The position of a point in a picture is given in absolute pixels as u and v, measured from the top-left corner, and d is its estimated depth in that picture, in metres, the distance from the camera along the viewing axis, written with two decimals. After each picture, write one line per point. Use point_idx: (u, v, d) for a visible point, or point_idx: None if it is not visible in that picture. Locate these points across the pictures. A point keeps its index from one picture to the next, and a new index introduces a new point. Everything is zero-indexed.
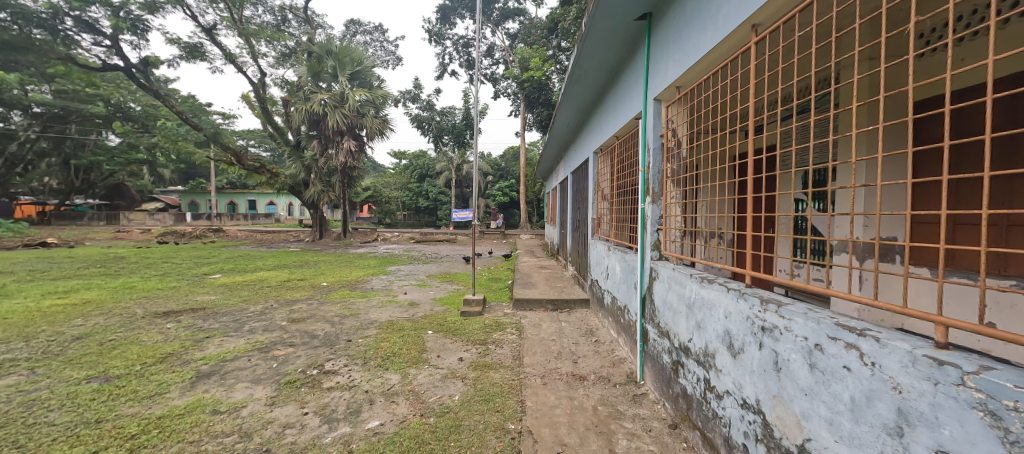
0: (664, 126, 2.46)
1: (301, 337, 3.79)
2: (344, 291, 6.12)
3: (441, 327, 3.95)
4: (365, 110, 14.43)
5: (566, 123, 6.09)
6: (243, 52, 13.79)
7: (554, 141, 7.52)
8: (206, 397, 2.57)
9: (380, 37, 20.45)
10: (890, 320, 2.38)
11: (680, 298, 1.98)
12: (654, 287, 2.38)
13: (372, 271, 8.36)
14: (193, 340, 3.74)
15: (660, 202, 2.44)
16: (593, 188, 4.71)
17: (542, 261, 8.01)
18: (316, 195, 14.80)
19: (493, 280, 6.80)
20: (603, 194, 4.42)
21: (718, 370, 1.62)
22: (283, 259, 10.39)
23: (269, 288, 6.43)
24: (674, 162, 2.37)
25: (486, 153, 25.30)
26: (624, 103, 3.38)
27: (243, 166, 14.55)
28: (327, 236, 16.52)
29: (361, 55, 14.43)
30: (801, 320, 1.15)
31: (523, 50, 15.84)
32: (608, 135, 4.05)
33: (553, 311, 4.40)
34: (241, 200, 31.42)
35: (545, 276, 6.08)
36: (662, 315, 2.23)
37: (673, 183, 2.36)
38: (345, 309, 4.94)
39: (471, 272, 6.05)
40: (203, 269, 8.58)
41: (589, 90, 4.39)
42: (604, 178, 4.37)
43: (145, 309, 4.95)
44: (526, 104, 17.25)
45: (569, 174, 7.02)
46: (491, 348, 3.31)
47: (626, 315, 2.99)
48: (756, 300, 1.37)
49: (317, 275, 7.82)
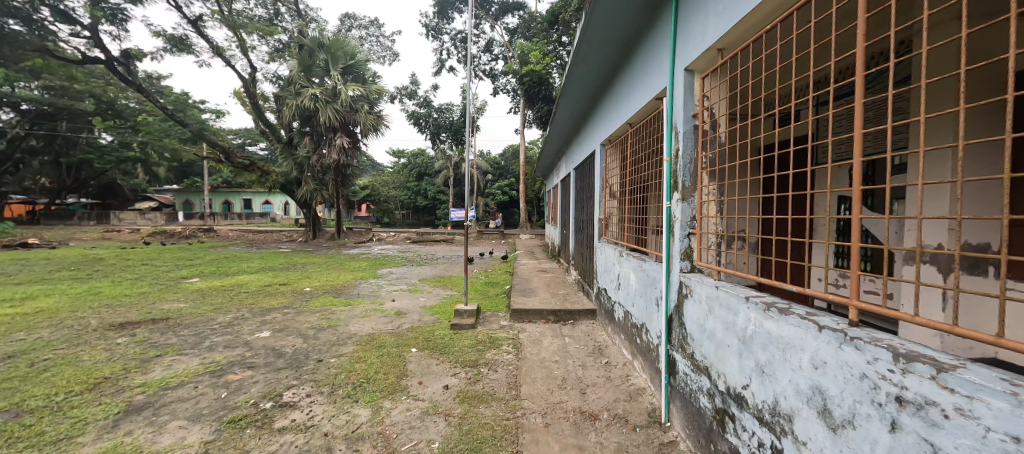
0: (698, 104, 1.94)
1: (265, 356, 3.29)
2: (327, 297, 5.62)
3: (427, 344, 3.45)
4: (359, 105, 13.89)
5: (569, 113, 5.55)
6: (232, 45, 13.26)
7: (556, 136, 7.03)
8: (126, 441, 2.06)
9: (376, 31, 19.90)
10: (981, 349, 1.87)
11: (726, 327, 1.49)
12: (685, 308, 1.87)
13: (362, 274, 7.86)
14: (140, 360, 3.24)
15: (692, 199, 1.93)
16: (600, 184, 4.19)
17: (543, 264, 7.51)
18: (309, 194, 14.33)
19: (490, 286, 6.29)
20: (611, 191, 3.91)
21: (798, 440, 1.12)
22: (270, 261, 9.87)
23: (247, 294, 5.93)
24: (712, 149, 1.86)
25: (486, 152, 24.80)
26: (640, 82, 2.87)
27: (233, 163, 14.10)
28: (321, 236, 16.03)
29: (355, 48, 13.95)
30: (1004, 405, 0.67)
31: (521, 43, 15.34)
32: (619, 122, 3.52)
33: (555, 324, 3.89)
34: (236, 199, 30.96)
35: (546, 281, 5.58)
36: (698, 345, 1.73)
37: (709, 175, 1.85)
38: (323, 320, 4.44)
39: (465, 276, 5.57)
40: (182, 272, 8.07)
41: (596, 74, 3.88)
42: (614, 172, 3.86)
43: (101, 320, 4.45)
44: (525, 100, 16.77)
45: (571, 170, 6.52)
46: (482, 372, 2.82)
47: (644, 336, 2.48)
48: (882, 353, 0.88)
49: (302, 278, 7.31)
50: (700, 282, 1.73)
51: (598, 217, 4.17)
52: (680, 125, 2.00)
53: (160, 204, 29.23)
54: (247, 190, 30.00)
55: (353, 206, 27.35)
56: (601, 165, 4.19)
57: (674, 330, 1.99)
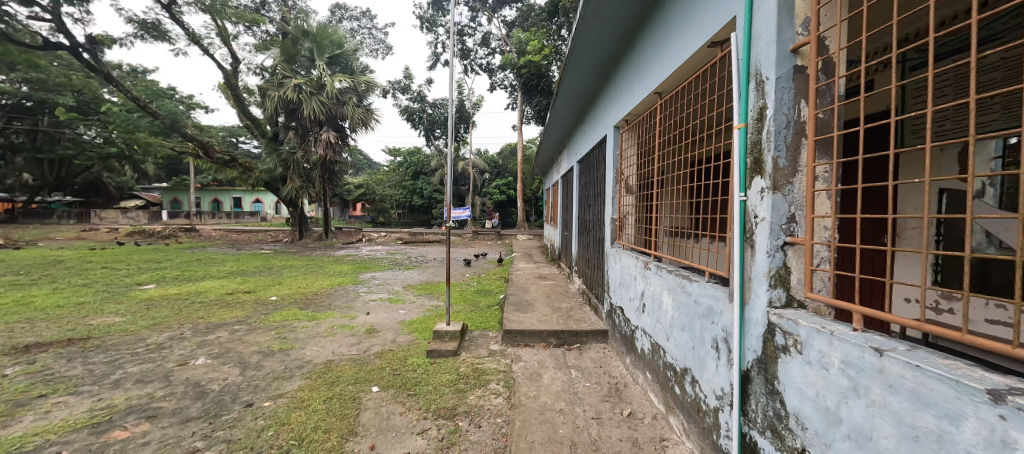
0: (799, 31, 1.17)
1: (180, 399, 2.52)
2: (292, 309, 4.85)
3: (394, 378, 2.70)
4: (347, 98, 13.10)
5: (573, 98, 4.72)
6: (211, 33, 12.45)
7: (556, 128, 6.29)
8: None
9: (368, 23, 19.04)
10: None
11: (921, 437, 0.76)
12: (784, 368, 1.13)
13: (342, 280, 7.08)
14: (12, 403, 2.47)
15: (789, 188, 1.17)
16: (612, 177, 3.41)
17: (541, 269, 6.76)
18: (294, 192, 13.57)
19: (481, 295, 5.52)
20: (628, 185, 3.16)
21: None
22: (244, 264, 9.05)
23: (202, 304, 5.13)
24: (829, 104, 1.11)
25: (482, 151, 24.02)
26: (687, 21, 2.11)
27: (212, 159, 13.22)
28: (308, 237, 15.24)
29: (343, 38, 13.16)
30: None
31: (519, 33, 14.54)
32: (644, 92, 2.75)
33: (558, 348, 3.16)
34: (226, 198, 30.05)
35: (545, 291, 4.84)
36: (819, 440, 1.00)
37: (827, 148, 1.10)
38: (275, 341, 3.66)
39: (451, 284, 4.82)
40: (140, 276, 7.23)
41: (612, 37, 3.14)
42: (631, 161, 3.10)
43: (5, 341, 3.66)
44: (523, 94, 16.00)
45: (574, 162, 5.73)
46: (461, 427, 2.07)
47: (688, 387, 1.73)
48: None
49: (273, 284, 6.54)
50: (819, 332, 1.00)
51: (609, 217, 3.45)
52: (768, 68, 1.23)
53: (146, 201, 28.30)
54: (237, 188, 29.09)
55: (347, 204, 26.54)
56: (612, 152, 3.40)
57: (754, 400, 1.26)
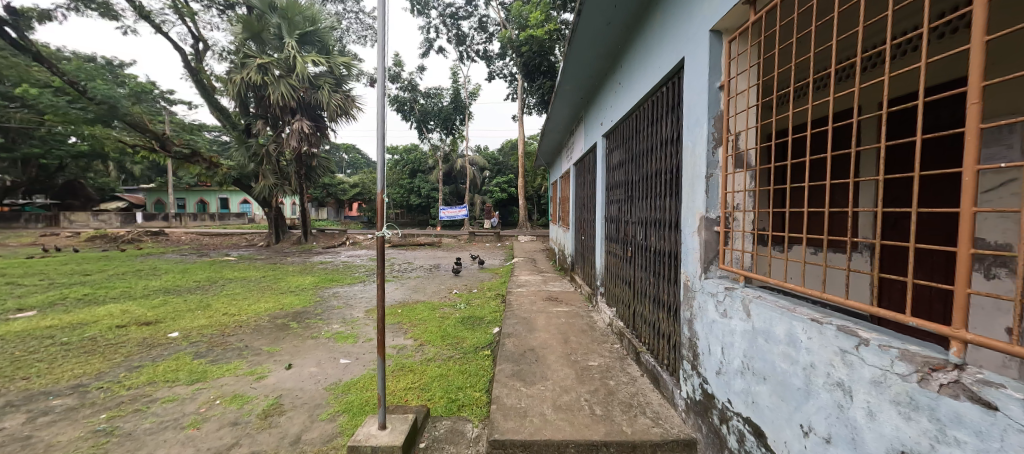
0: None
1: None
2: (181, 358, 3.22)
3: None
4: (322, 83, 11.54)
5: (599, 35, 2.87)
6: (165, 9, 10.88)
7: (565, 95, 4.51)
8: None
9: (354, 6, 17.23)
10: None
11: None
12: None
13: (292, 300, 5.43)
14: None
15: None
16: (694, 140, 1.75)
17: (549, 284, 5.18)
18: (266, 190, 11.91)
19: (466, 328, 3.90)
20: (742, 154, 1.50)
21: None
22: (187, 277, 7.41)
23: (58, 349, 3.49)
24: None
25: (481, 146, 22.53)
26: None
27: (169, 152, 11.56)
28: (285, 240, 13.69)
29: (318, 13, 11.54)
30: None
31: (518, 7, 12.73)
32: None
33: None
34: (212, 199, 28.32)
35: (559, 326, 3.23)
36: None
37: None
38: (86, 442, 2.05)
39: (380, 389, 1.74)
40: (32, 298, 5.54)
41: None
42: (754, 100, 1.45)
43: None
44: (524, 80, 14.25)
45: (597, 134, 3.96)
46: None
47: None
48: None
49: (196, 308, 4.91)
50: None
51: (688, 212, 1.80)
52: None
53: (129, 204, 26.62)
54: (222, 188, 27.35)
55: (340, 206, 24.88)
56: (702, 87, 1.66)
57: None
